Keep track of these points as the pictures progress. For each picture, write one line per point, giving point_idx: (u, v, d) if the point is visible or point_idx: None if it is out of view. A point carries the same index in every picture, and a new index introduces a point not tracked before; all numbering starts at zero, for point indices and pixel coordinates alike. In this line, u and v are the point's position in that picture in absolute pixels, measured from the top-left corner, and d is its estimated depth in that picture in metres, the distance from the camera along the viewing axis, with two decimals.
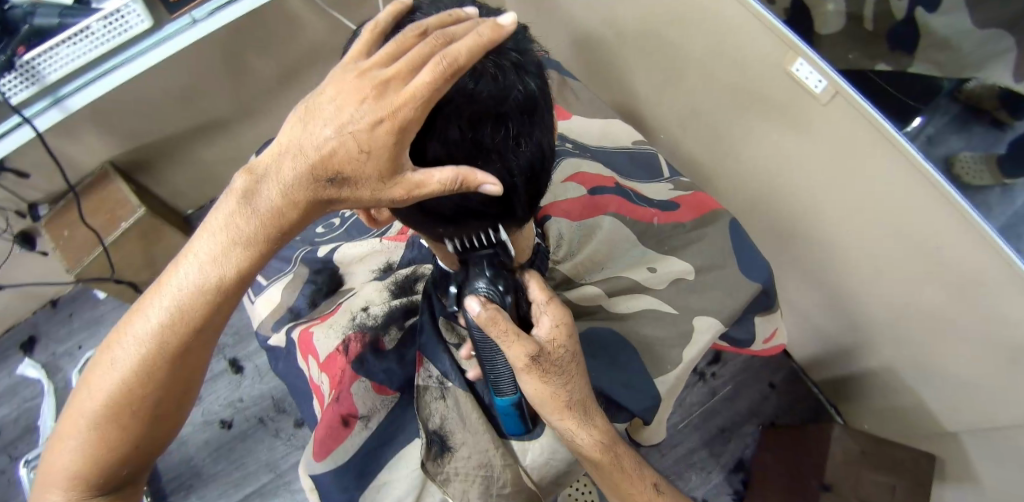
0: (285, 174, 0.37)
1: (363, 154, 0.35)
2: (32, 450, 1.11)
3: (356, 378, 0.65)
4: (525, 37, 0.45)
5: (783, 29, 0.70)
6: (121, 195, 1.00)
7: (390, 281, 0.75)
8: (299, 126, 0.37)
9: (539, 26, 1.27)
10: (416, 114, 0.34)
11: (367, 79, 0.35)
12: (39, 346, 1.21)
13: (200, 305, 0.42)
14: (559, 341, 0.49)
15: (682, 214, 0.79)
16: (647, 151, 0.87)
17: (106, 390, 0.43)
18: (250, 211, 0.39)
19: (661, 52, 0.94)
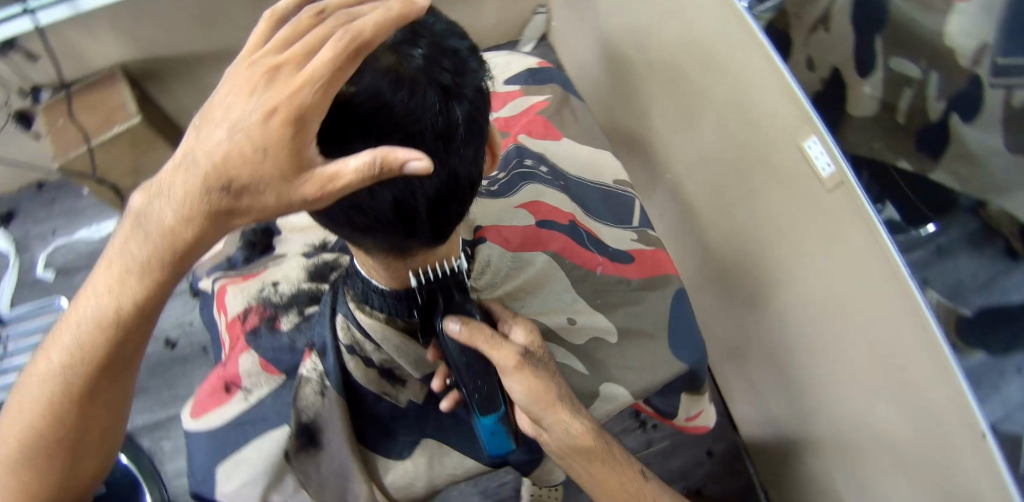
0: (179, 188, 0.35)
1: (258, 151, 0.33)
2: None
3: (247, 350, 0.66)
4: (470, 60, 0.44)
5: (807, 102, 0.66)
6: (122, 99, 0.99)
7: (310, 262, 0.74)
8: (195, 134, 0.35)
9: (579, 35, 1.24)
10: (313, 98, 0.32)
11: (258, 70, 0.34)
12: (14, 222, 1.21)
13: (102, 336, 0.42)
14: (532, 341, 0.55)
15: (631, 269, 0.77)
16: (625, 194, 0.85)
17: (21, 424, 0.45)
18: (143, 238, 0.38)
19: (685, 94, 0.92)
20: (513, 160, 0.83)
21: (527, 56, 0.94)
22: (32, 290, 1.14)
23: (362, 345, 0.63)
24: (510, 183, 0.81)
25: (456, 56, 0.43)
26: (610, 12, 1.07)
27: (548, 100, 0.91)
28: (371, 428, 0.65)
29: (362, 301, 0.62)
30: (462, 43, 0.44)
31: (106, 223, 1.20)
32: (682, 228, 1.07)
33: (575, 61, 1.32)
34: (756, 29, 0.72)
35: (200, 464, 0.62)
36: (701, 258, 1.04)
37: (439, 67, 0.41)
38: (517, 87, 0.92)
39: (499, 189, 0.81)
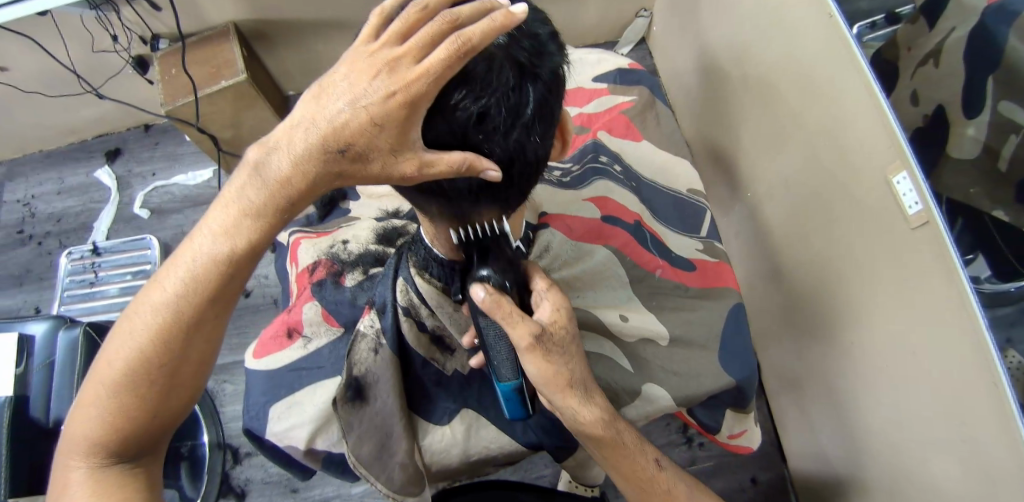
0: (295, 147, 0.39)
1: (376, 127, 0.37)
2: (78, 245, 1.24)
3: (310, 300, 0.70)
4: (549, 45, 0.45)
5: (902, 133, 0.62)
6: (231, 56, 1.06)
7: (379, 226, 0.76)
8: (314, 103, 0.38)
9: (677, 40, 1.22)
10: (429, 89, 0.36)
11: (377, 58, 0.37)
12: (119, 160, 1.32)
13: (217, 269, 0.44)
14: (559, 323, 0.51)
15: (692, 277, 0.77)
16: (699, 204, 0.83)
17: (122, 358, 0.45)
18: (263, 183, 0.41)
19: (776, 110, 0.88)
20: (588, 154, 0.83)
21: (619, 54, 0.92)
22: (127, 223, 1.25)
23: (417, 307, 0.65)
24: (583, 176, 0.81)
25: (536, 39, 0.44)
26: (710, 18, 1.05)
27: (632, 102, 0.89)
28: (417, 393, 0.68)
29: (423, 267, 0.64)
30: (544, 28, 0.45)
31: (200, 172, 1.29)
32: (756, 247, 1.03)
33: (670, 66, 1.29)
34: (857, 51, 0.68)
35: (256, 403, 0.66)
36: (769, 280, 1.00)
37: (518, 43, 0.42)
38: (604, 86, 0.90)
39: (570, 180, 0.81)
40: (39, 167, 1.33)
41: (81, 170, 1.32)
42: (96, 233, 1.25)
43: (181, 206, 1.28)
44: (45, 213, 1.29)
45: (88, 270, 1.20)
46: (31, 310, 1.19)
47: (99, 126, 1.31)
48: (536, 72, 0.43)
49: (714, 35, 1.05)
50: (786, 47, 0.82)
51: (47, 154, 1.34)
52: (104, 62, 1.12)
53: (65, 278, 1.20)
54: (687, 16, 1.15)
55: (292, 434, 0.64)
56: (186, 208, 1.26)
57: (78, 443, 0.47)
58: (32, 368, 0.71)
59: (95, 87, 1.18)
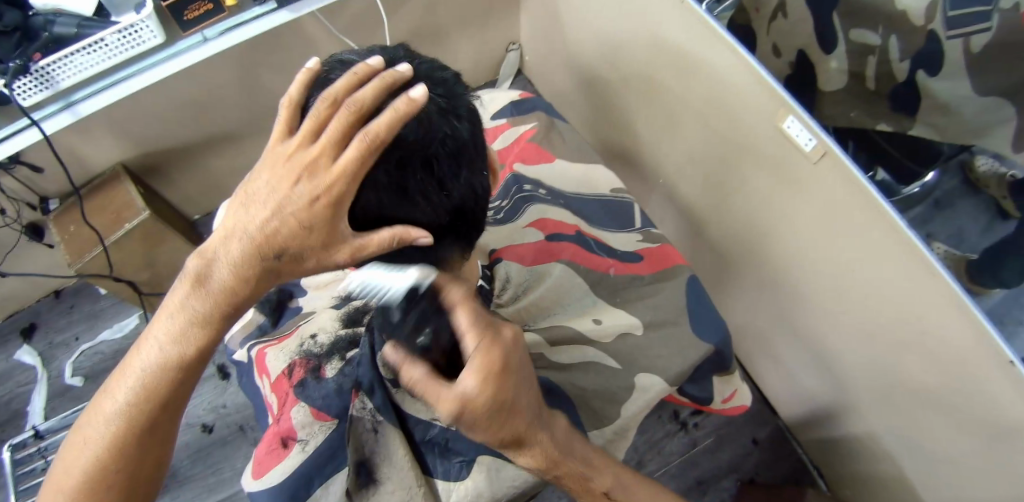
0: (232, 254, 0.43)
1: (304, 229, 0.41)
2: (18, 434, 1.14)
3: (296, 403, 0.66)
4: (455, 86, 0.48)
5: (774, 82, 0.69)
6: (129, 197, 1.02)
7: (343, 310, 0.75)
8: (242, 212, 0.44)
9: (551, 64, 1.30)
10: (347, 187, 0.41)
11: (295, 162, 0.42)
12: (38, 334, 1.24)
13: (166, 378, 0.46)
14: (487, 390, 0.41)
15: (642, 267, 0.80)
16: (624, 199, 0.87)
17: (78, 471, 0.44)
18: (203, 291, 0.45)
19: (659, 95, 0.95)
20: (512, 187, 0.85)
21: (508, 88, 0.97)
22: (64, 396, 1.16)
23: (404, 376, 0.65)
24: (514, 208, 0.83)
25: (445, 84, 0.47)
26: (575, 35, 1.13)
27: (534, 128, 0.93)
28: (431, 455, 0.66)
29: None
30: (444, 71, 0.48)
31: (127, 322, 1.23)
32: (684, 223, 1.09)
33: (553, 87, 1.36)
34: (713, 22, 0.75)
35: None
36: (704, 250, 1.06)
37: (433, 94, 0.44)
38: (503, 120, 0.94)
39: (504, 215, 0.83)
40: None
41: None
42: (33, 418, 1.15)
43: (115, 362, 1.20)
44: None
45: (36, 456, 1.09)
46: None
47: (5, 307, 1.22)
48: (457, 112, 0.46)
49: (583, 48, 1.12)
50: (651, 35, 0.89)
51: None
52: None
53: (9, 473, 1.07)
54: (553, 38, 1.23)
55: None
56: (121, 363, 1.19)
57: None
58: None
59: None
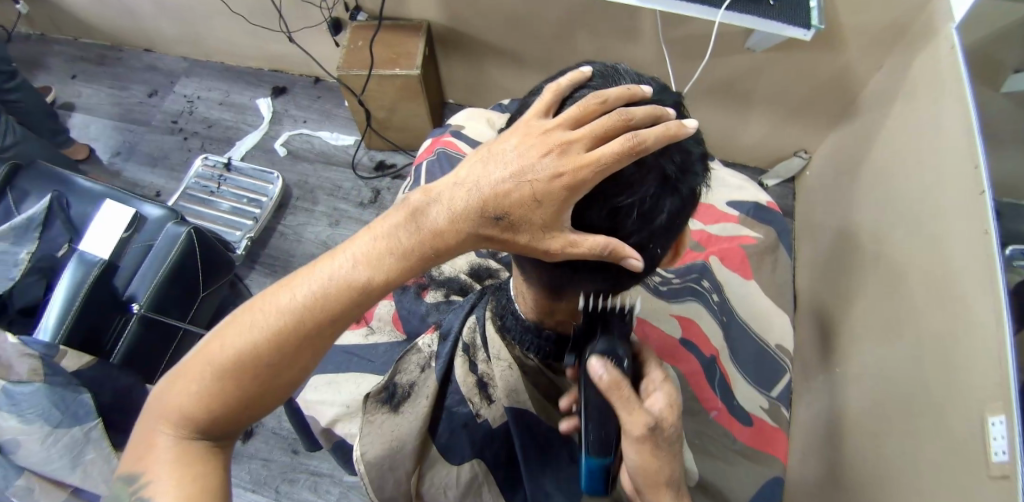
0: (455, 201, 0.41)
1: (535, 203, 0.39)
2: (217, 154, 1.41)
3: (389, 299, 0.77)
4: (696, 165, 0.45)
5: (1012, 376, 0.56)
6: (414, 50, 1.17)
7: (475, 260, 0.80)
8: (481, 165, 0.42)
9: (824, 194, 1.19)
10: (592, 178, 0.39)
11: (550, 138, 0.40)
12: (282, 97, 1.48)
13: (349, 294, 0.42)
14: (671, 419, 0.48)
15: (744, 431, 0.72)
16: (780, 363, 0.79)
17: (238, 344, 0.41)
18: (416, 229, 0.42)
19: (899, 298, 0.83)
20: (693, 273, 0.80)
21: (762, 189, 0.90)
22: (265, 152, 1.39)
23: (475, 349, 0.65)
24: (679, 291, 0.78)
25: (689, 156, 0.44)
26: (865, 183, 1.01)
27: (757, 240, 0.87)
28: (440, 425, 0.64)
29: (497, 317, 0.64)
30: (698, 147, 0.45)
31: (342, 136, 1.41)
32: (827, 430, 0.96)
33: (811, 212, 1.24)
34: (1000, 275, 0.63)
35: None
36: (828, 470, 0.93)
37: (669, 158, 0.42)
38: (736, 213, 0.89)
39: (666, 291, 0.77)
40: (217, 77, 1.53)
41: (247, 93, 1.50)
42: (236, 150, 1.41)
43: (313, 156, 1.39)
44: (201, 115, 1.48)
45: (213, 181, 1.34)
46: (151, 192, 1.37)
47: (281, 65, 1.49)
48: (677, 188, 0.43)
49: (866, 200, 1.00)
50: (932, 242, 0.77)
51: (228, 69, 1.54)
52: (307, 15, 1.27)
53: (191, 179, 1.34)
54: (844, 173, 1.11)
55: (323, 409, 0.69)
56: (317, 162, 1.38)
57: (171, 416, 0.42)
58: (132, 245, 0.86)
59: (288, 31, 1.34)
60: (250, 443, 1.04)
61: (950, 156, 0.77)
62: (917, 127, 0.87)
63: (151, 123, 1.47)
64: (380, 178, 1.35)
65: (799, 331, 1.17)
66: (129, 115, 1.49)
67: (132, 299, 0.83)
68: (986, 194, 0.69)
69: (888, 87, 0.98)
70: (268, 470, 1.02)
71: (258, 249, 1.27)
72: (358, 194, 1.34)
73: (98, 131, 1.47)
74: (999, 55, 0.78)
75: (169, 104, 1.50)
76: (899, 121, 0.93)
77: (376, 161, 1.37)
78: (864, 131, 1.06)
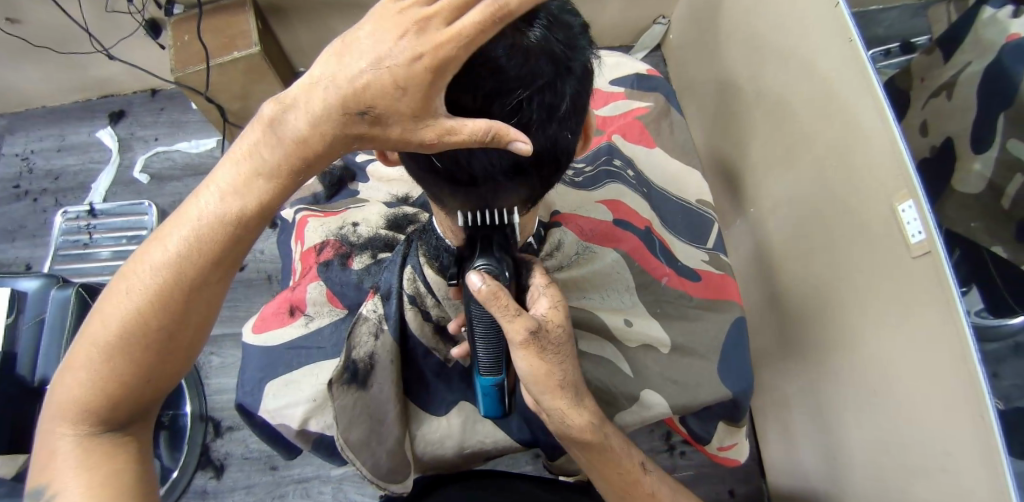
0: (311, 104, 0.34)
1: (397, 91, 0.32)
2: (75, 204, 1.24)
3: (315, 280, 0.71)
4: (580, 38, 0.44)
5: (911, 164, 0.63)
6: (246, 28, 1.05)
7: (390, 211, 0.77)
8: (330, 58, 0.33)
9: (694, 54, 1.23)
10: (456, 55, 0.32)
11: (405, 13, 0.32)
12: (123, 121, 1.31)
13: (224, 233, 0.41)
14: (557, 321, 0.49)
15: (697, 287, 0.76)
16: (705, 215, 0.83)
17: (117, 319, 0.42)
18: (275, 142, 0.37)
19: (790, 128, 0.88)
20: (602, 157, 0.81)
21: (638, 59, 0.91)
22: (127, 186, 1.24)
23: (423, 297, 0.65)
24: (596, 177, 0.79)
25: (571, 31, 0.43)
26: (730, 32, 1.05)
27: (649, 108, 0.89)
28: (415, 383, 0.67)
29: (432, 257, 0.64)
30: (576, 21, 0.44)
31: (203, 143, 1.28)
32: (758, 267, 1.05)
33: (686, 75, 1.28)
34: (874, 77, 0.68)
35: (252, 378, 0.67)
36: (768, 301, 1.02)
37: (553, 36, 0.41)
38: (621, 89, 0.90)
39: (583, 180, 0.79)
40: (38, 123, 1.32)
41: (81, 129, 1.31)
42: (94, 195, 1.25)
43: (181, 174, 1.26)
44: (44, 169, 1.28)
45: (83, 231, 1.19)
46: (20, 266, 1.19)
47: (105, 87, 1.30)
48: (570, 67, 0.42)
49: (735, 49, 1.04)
50: (803, 65, 0.82)
51: (50, 110, 1.33)
52: (112, 22, 1.11)
53: (58, 237, 1.19)
54: (705, 27, 1.15)
55: (287, 412, 0.64)
56: (187, 178, 1.25)
57: (71, 407, 0.43)
58: (21, 325, 0.73)
59: (104, 49, 1.17)
60: (225, 477, 1.00)
61: None
62: None
63: None
64: None
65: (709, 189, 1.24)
66: None
67: (44, 382, 0.71)
68: (842, 6, 0.73)
69: None
70: (254, 496, 0.99)
71: None
72: None
73: None
74: None
75: (3, 169, 1.28)
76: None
77: None
78: None
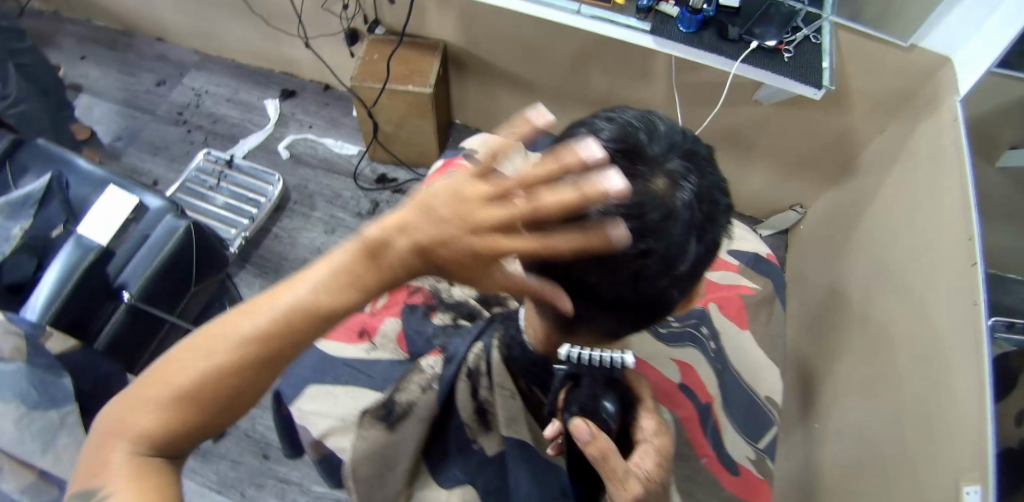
0: (400, 253, 0.38)
1: (460, 265, 0.37)
2: (219, 150, 1.40)
3: (395, 316, 0.73)
4: (723, 208, 0.42)
5: (993, 454, 0.59)
6: (428, 69, 1.18)
7: (485, 284, 0.74)
8: (418, 214, 0.38)
9: (813, 250, 1.22)
10: (525, 229, 0.35)
11: (464, 196, 0.36)
12: (291, 100, 1.48)
13: (310, 320, 0.39)
14: (654, 482, 0.46)
15: (732, 479, 0.70)
16: (769, 416, 0.75)
17: (176, 389, 0.37)
18: (376, 267, 0.39)
19: (880, 359, 0.85)
20: (692, 318, 0.77)
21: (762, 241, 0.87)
22: (268, 153, 1.38)
23: (479, 376, 0.60)
24: (678, 335, 0.74)
25: (718, 199, 0.41)
26: (856, 245, 1.04)
27: (755, 291, 0.82)
28: (435, 446, 0.62)
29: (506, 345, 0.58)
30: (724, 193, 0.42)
31: (345, 145, 1.41)
32: (803, 487, 0.97)
33: (800, 266, 1.25)
34: (986, 350, 0.64)
35: (301, 374, 0.70)
36: None
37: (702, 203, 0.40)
38: (736, 261, 0.85)
39: (666, 332, 0.74)
40: (226, 74, 1.53)
41: (256, 93, 1.50)
42: (238, 148, 1.39)
43: (314, 162, 1.39)
44: (207, 109, 1.47)
45: (212, 176, 1.33)
46: (149, 179, 1.35)
47: (292, 68, 1.49)
48: (706, 232, 0.41)
49: (856, 263, 1.03)
50: (919, 305, 0.79)
51: (240, 68, 1.54)
52: (325, 23, 1.29)
53: (192, 170, 1.33)
54: (834, 230, 1.14)
55: (316, 419, 0.67)
56: (318, 168, 1.37)
57: (99, 477, 0.37)
58: (130, 233, 0.81)
59: (306, 38, 1.36)
60: (221, 442, 1.01)
61: (944, 220, 0.78)
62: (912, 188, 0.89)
63: (156, 112, 1.47)
64: (383, 192, 1.34)
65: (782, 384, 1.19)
66: (135, 103, 1.48)
67: (121, 288, 0.78)
68: (978, 266, 0.69)
69: (887, 155, 0.99)
70: (236, 473, 0.99)
71: (250, 248, 1.25)
72: (357, 204, 1.33)
73: (104, 116, 1.45)
74: (994, 133, 0.82)
75: (175, 95, 1.49)
76: (896, 178, 0.94)
77: (378, 175, 1.36)
78: (858, 189, 1.08)
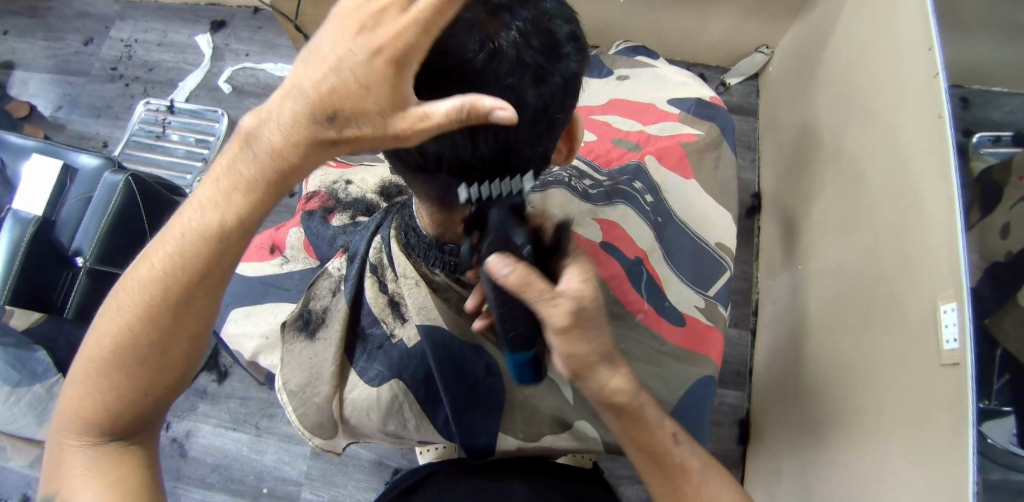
0: (283, 114, 0.36)
1: (362, 88, 0.34)
2: (160, 98, 1.33)
3: (298, 226, 0.77)
4: (567, 48, 0.42)
5: (964, 262, 0.57)
6: None
7: (385, 179, 0.78)
8: (300, 66, 0.36)
9: (788, 92, 1.16)
10: (416, 42, 0.34)
11: (360, 15, 0.34)
12: (222, 31, 1.38)
13: (209, 244, 0.41)
14: (589, 293, 0.45)
15: (675, 331, 0.70)
16: (721, 263, 0.76)
17: (111, 331, 0.43)
18: (253, 157, 0.38)
19: (857, 191, 0.83)
20: (625, 176, 0.76)
21: (705, 84, 0.85)
22: (210, 92, 1.31)
23: (384, 268, 0.64)
24: (607, 195, 0.74)
25: (550, 38, 0.40)
26: (830, 77, 0.98)
27: (697, 137, 0.81)
28: (359, 348, 0.64)
29: (404, 231, 0.63)
30: (566, 28, 0.41)
31: (286, 69, 1.33)
32: (789, 327, 0.99)
33: (774, 111, 1.22)
34: (952, 161, 0.61)
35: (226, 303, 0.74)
36: (790, 366, 0.96)
37: (528, 43, 0.39)
38: (677, 111, 0.84)
39: (594, 193, 0.73)
40: (149, 15, 1.41)
41: (183, 29, 1.39)
42: (178, 92, 1.32)
43: (259, 92, 1.32)
44: (140, 59, 1.37)
45: (157, 124, 1.28)
46: (98, 143, 1.29)
47: None
48: (543, 75, 0.40)
49: (828, 96, 0.98)
50: (886, 132, 0.76)
51: (161, 7, 1.42)
52: None
53: (137, 125, 1.28)
54: (807, 66, 1.08)
55: (244, 341, 0.71)
56: (263, 97, 1.31)
57: (77, 423, 0.44)
58: (68, 198, 0.79)
59: None
60: (225, 383, 1.08)
61: (907, 39, 0.74)
62: (877, 14, 0.83)
63: (89, 73, 1.37)
64: None
65: (766, 235, 1.18)
66: (67, 67, 1.37)
67: (76, 254, 0.78)
68: (941, 77, 0.66)
69: None
70: (246, 408, 1.06)
71: None
72: None
73: (38, 86, 1.35)
74: None
75: (106, 51, 1.38)
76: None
77: None
78: (823, 17, 1.02)
